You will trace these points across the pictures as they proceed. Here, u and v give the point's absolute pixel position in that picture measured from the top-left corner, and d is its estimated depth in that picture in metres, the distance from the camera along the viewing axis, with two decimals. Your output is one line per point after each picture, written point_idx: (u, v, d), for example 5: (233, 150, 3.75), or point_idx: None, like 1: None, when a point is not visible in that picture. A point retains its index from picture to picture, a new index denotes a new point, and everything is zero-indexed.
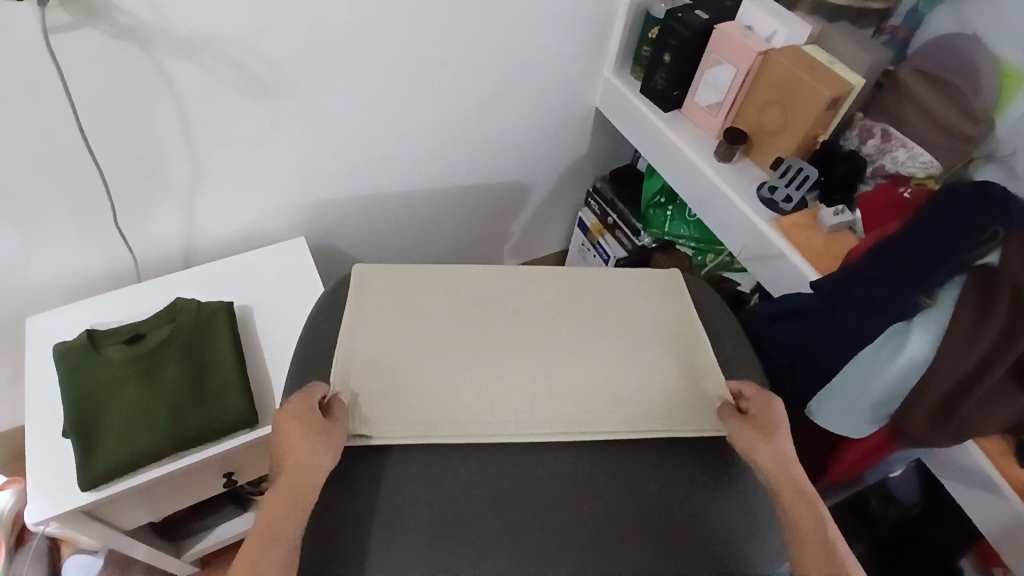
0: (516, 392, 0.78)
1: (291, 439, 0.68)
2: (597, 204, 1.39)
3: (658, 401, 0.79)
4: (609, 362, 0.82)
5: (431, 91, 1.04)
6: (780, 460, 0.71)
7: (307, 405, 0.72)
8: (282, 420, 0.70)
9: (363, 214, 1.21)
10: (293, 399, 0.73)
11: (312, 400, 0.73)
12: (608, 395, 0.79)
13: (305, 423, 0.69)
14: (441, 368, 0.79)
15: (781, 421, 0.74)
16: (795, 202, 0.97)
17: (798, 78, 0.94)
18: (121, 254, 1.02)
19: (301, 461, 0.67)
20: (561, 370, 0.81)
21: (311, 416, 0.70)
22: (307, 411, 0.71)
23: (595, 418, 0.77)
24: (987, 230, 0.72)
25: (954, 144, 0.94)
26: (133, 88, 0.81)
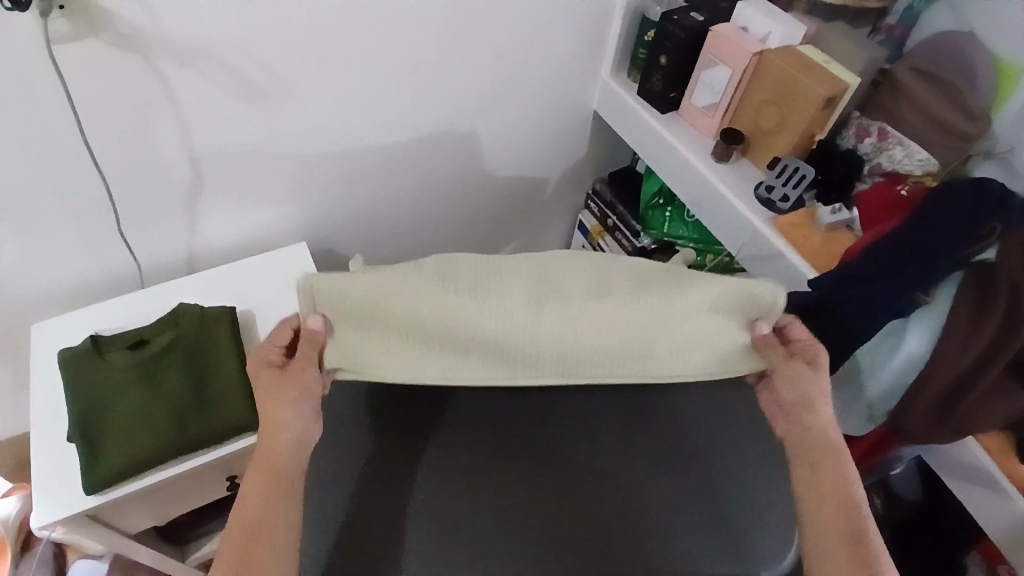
0: (517, 340, 0.66)
1: (265, 395, 0.66)
2: (596, 206, 1.40)
3: (659, 355, 0.68)
4: (638, 303, 0.67)
5: (430, 93, 1.05)
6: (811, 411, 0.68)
7: (272, 355, 0.69)
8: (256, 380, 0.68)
9: (362, 218, 1.21)
10: (255, 353, 0.70)
11: (276, 354, 0.69)
12: (628, 333, 0.67)
13: (276, 374, 0.67)
14: (425, 311, 0.67)
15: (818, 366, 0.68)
16: (792, 200, 0.97)
17: (792, 77, 0.94)
18: (124, 261, 1.03)
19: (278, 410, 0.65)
20: (590, 303, 0.67)
21: (276, 369, 0.68)
22: (277, 362, 0.69)
23: (590, 361, 0.67)
24: (984, 226, 0.74)
25: (951, 141, 0.94)
26: (134, 95, 0.82)
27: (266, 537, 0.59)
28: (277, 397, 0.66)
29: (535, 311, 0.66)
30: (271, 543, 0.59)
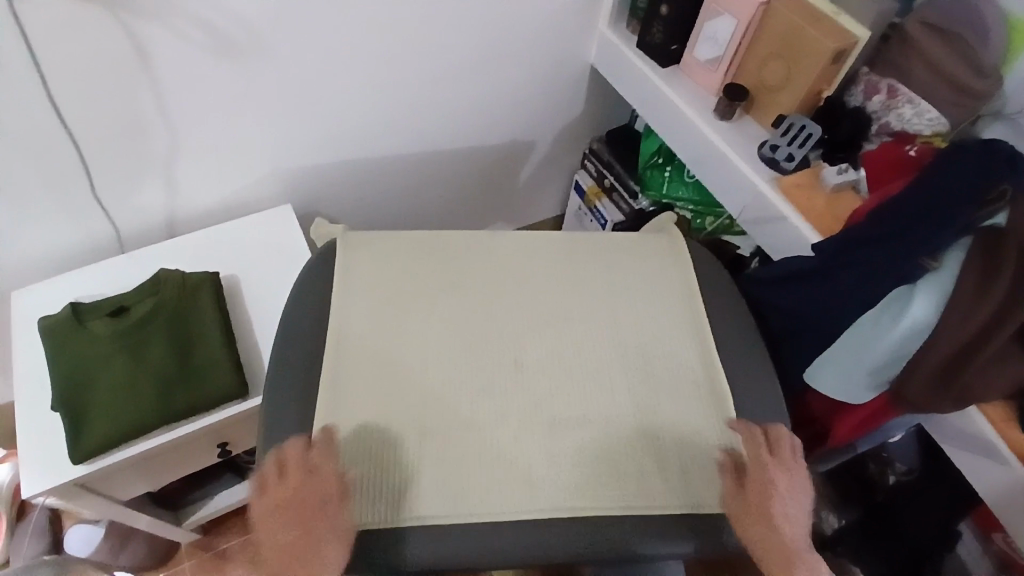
0: (483, 384, 0.75)
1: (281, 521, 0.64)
2: (593, 165, 1.36)
3: (581, 460, 0.70)
4: (627, 392, 0.75)
5: (417, 49, 1.00)
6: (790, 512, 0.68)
7: (301, 477, 0.65)
8: (269, 496, 0.65)
9: (348, 180, 1.17)
10: (273, 459, 0.67)
11: (305, 467, 0.66)
12: (593, 418, 0.73)
13: (317, 493, 0.65)
14: (428, 342, 0.78)
15: (772, 471, 0.68)
16: (797, 160, 0.94)
17: (802, 30, 0.89)
18: (103, 227, 0.99)
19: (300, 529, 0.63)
20: (587, 349, 0.79)
21: (304, 491, 0.64)
22: (300, 481, 0.65)
23: (582, 480, 0.69)
24: (994, 188, 0.69)
25: (961, 99, 0.89)
26: (106, 54, 0.77)
27: None
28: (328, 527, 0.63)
29: (541, 437, 0.71)
30: None
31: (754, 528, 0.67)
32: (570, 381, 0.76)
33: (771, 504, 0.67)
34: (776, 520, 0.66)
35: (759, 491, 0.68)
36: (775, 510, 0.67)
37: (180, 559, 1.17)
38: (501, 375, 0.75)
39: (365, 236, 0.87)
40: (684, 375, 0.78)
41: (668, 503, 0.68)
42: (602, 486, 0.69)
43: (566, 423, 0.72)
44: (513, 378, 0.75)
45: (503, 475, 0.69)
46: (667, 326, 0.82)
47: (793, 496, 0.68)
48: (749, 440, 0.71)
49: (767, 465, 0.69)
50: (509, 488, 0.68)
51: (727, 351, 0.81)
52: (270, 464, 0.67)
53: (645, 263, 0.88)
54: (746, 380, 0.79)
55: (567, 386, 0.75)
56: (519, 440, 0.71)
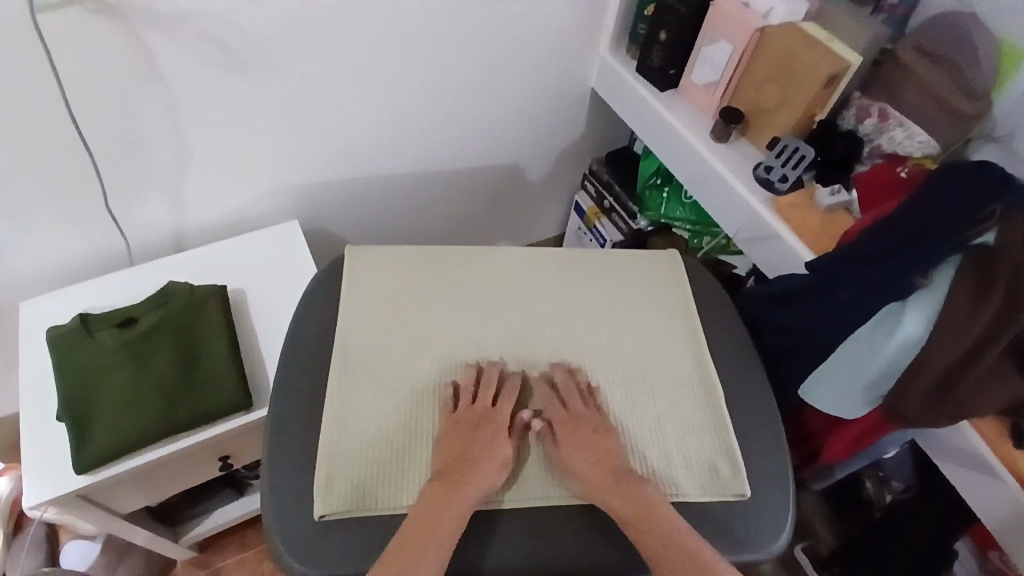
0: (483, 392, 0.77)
1: (462, 438, 0.71)
2: (593, 186, 1.39)
3: None
4: (617, 391, 0.78)
5: (422, 70, 1.03)
6: (601, 441, 0.71)
7: (487, 408, 0.73)
8: (453, 414, 0.73)
9: (353, 197, 1.20)
10: (460, 385, 0.76)
11: (490, 399, 0.74)
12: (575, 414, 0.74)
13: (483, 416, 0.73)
14: (429, 356, 0.79)
15: (579, 411, 0.73)
16: (790, 181, 0.96)
17: (795, 55, 0.93)
18: (113, 239, 1.01)
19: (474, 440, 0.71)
20: (580, 352, 0.82)
21: (488, 419, 0.72)
22: (483, 411, 0.73)
23: None
24: (985, 208, 0.71)
25: (952, 122, 0.93)
26: (122, 68, 0.80)
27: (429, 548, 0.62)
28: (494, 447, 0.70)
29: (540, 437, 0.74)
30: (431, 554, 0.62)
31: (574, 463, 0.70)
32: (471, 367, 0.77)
33: (585, 437, 0.71)
34: (598, 452, 0.70)
35: (573, 427, 0.72)
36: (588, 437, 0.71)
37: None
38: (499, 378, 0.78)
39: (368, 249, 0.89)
40: (676, 377, 0.81)
41: (546, 476, 0.72)
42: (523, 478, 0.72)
43: None
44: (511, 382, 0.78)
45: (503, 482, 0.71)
46: (663, 340, 0.84)
47: (602, 431, 0.72)
48: (537, 388, 0.77)
49: (570, 408, 0.74)
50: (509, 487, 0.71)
51: (723, 366, 0.83)
52: (454, 384, 0.76)
53: (641, 278, 0.91)
54: (742, 394, 0.81)
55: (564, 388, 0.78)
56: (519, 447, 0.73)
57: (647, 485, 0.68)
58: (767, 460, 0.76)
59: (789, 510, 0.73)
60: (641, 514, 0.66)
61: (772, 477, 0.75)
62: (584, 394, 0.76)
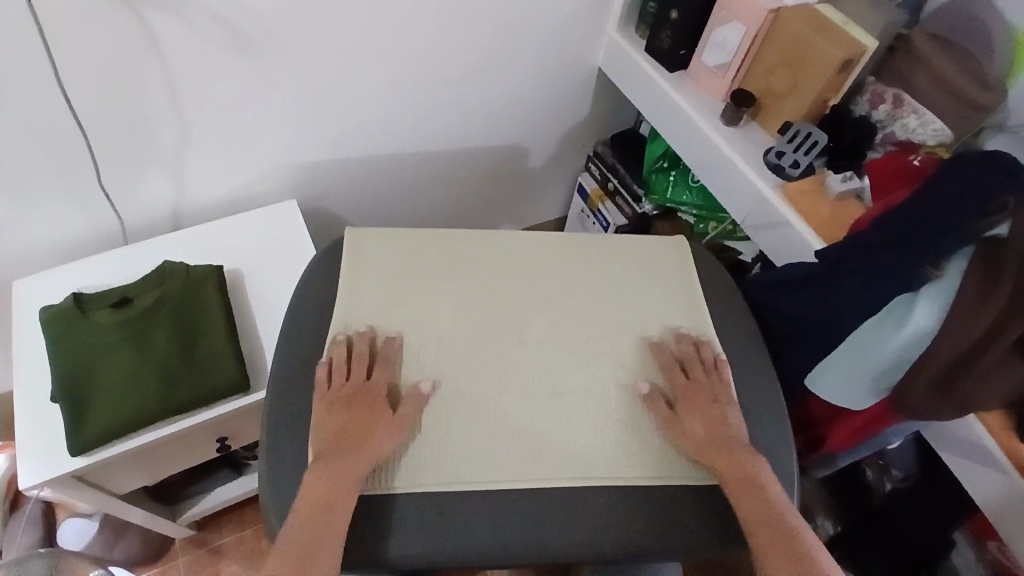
0: (501, 368, 0.76)
1: (342, 416, 0.70)
2: (597, 168, 1.36)
3: (587, 436, 0.72)
4: (610, 372, 0.77)
5: (428, 50, 1.00)
6: (718, 413, 0.73)
7: (362, 382, 0.72)
8: (331, 395, 0.71)
9: (353, 178, 1.17)
10: (332, 364, 0.74)
11: (365, 372, 0.73)
12: (454, 383, 0.74)
13: (360, 392, 0.71)
14: (432, 337, 0.78)
15: (717, 376, 0.77)
16: (802, 167, 0.94)
17: (811, 38, 0.90)
18: (108, 218, 0.99)
19: (349, 417, 0.69)
20: (580, 332, 0.80)
21: (366, 393, 0.71)
22: (360, 386, 0.72)
23: (584, 455, 0.71)
24: (996, 200, 0.69)
25: (965, 111, 0.90)
26: (119, 44, 0.77)
27: (320, 544, 0.60)
28: (376, 422, 0.69)
29: (546, 413, 0.73)
30: (327, 550, 0.60)
31: (696, 421, 0.72)
32: (343, 346, 0.75)
33: (702, 405, 0.74)
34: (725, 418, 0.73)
35: (702, 389, 0.75)
36: (714, 400, 0.74)
37: (174, 555, 1.16)
38: (502, 360, 0.77)
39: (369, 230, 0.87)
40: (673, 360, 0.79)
41: (558, 459, 0.70)
42: (630, 446, 0.72)
43: (570, 401, 0.75)
44: (515, 360, 0.77)
45: (506, 467, 0.69)
46: (669, 328, 0.82)
47: (728, 401, 0.75)
48: (657, 352, 0.79)
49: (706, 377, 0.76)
50: (517, 468, 0.69)
51: (730, 355, 0.82)
52: (322, 371, 0.73)
53: (649, 265, 0.89)
54: (748, 383, 0.80)
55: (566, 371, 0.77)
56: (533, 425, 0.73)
57: (758, 459, 0.69)
58: (772, 451, 0.75)
59: (794, 500, 0.73)
60: (746, 487, 0.67)
61: (777, 467, 0.74)
62: (716, 363, 0.78)
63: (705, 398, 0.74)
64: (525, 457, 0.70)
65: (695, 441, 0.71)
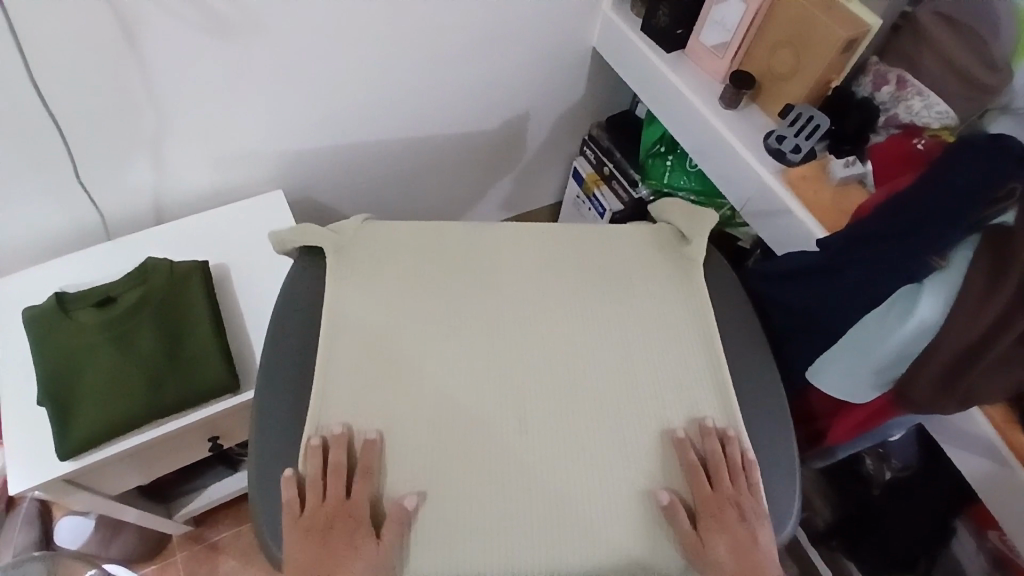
0: (493, 471, 0.69)
1: (317, 550, 0.65)
2: (593, 152, 1.33)
3: (581, 453, 0.70)
4: (614, 433, 0.72)
5: (416, 28, 0.96)
6: (745, 532, 0.68)
7: (339, 501, 0.67)
8: (306, 520, 0.67)
9: (338, 165, 1.14)
10: (306, 478, 0.68)
11: (343, 491, 0.67)
12: (438, 474, 0.68)
13: (336, 518, 0.66)
14: (412, 421, 0.71)
15: (743, 481, 0.70)
16: (804, 152, 0.91)
17: (813, 17, 0.87)
18: (89, 212, 0.96)
19: (326, 553, 0.65)
20: (574, 335, 0.78)
21: (343, 517, 0.66)
22: (335, 506, 0.67)
23: (574, 475, 0.69)
24: (1005, 186, 0.64)
25: (972, 93, 0.87)
26: (91, 30, 0.74)
27: None
28: (353, 559, 0.64)
29: (532, 424, 0.72)
30: None
31: (722, 540, 0.67)
32: (315, 450, 0.69)
33: (728, 523, 0.68)
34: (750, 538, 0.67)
35: (725, 501, 0.68)
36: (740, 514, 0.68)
37: (173, 551, 1.17)
38: (493, 356, 0.76)
39: (295, 232, 0.83)
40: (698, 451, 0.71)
41: (553, 496, 0.68)
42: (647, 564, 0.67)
43: (562, 401, 0.73)
44: (506, 357, 0.76)
45: (495, 478, 0.68)
46: (685, 394, 0.75)
47: (755, 515, 0.69)
48: (680, 450, 0.70)
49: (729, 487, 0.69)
50: (502, 494, 0.68)
51: (729, 349, 0.81)
52: (296, 487, 0.68)
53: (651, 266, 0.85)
54: (747, 377, 0.79)
55: (556, 372, 0.75)
56: (528, 539, 0.66)
57: None
58: (771, 446, 0.74)
59: (795, 500, 0.73)
60: None
61: (775, 464, 0.73)
62: (743, 465, 0.71)
63: (728, 517, 0.68)
64: (513, 462, 0.69)
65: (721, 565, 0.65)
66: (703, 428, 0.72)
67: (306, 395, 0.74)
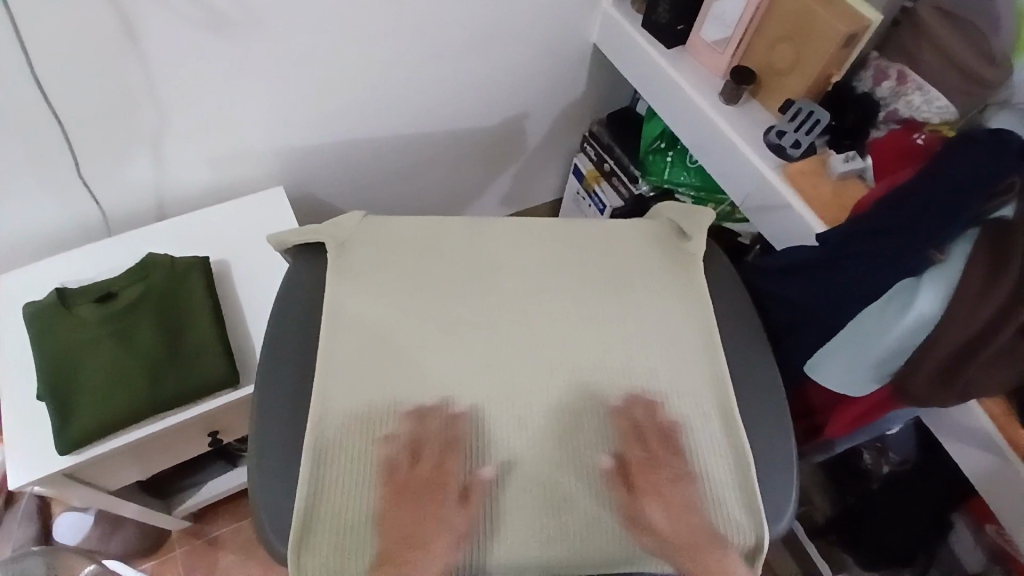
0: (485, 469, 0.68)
1: (406, 515, 0.64)
2: (593, 149, 1.33)
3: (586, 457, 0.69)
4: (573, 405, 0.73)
5: (415, 25, 0.96)
6: (681, 494, 0.67)
7: (431, 467, 0.67)
8: (397, 484, 0.66)
9: (338, 162, 1.14)
10: (402, 442, 0.69)
11: (434, 458, 0.67)
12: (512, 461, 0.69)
13: (428, 482, 0.66)
14: (421, 426, 0.70)
15: (675, 445, 0.70)
16: (803, 147, 0.92)
17: (813, 12, 0.87)
18: (89, 208, 0.96)
19: (418, 515, 0.64)
20: (580, 334, 0.78)
21: (435, 482, 0.66)
22: (428, 475, 0.66)
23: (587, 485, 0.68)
24: (1004, 181, 0.65)
25: (971, 88, 0.86)
26: (91, 26, 0.74)
27: None
28: (443, 525, 0.63)
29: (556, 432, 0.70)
30: None
31: (654, 503, 0.66)
32: (410, 419, 0.70)
33: (663, 488, 0.67)
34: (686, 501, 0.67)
35: (659, 465, 0.68)
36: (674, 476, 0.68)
37: (172, 547, 1.17)
38: (495, 350, 0.76)
39: (296, 232, 0.83)
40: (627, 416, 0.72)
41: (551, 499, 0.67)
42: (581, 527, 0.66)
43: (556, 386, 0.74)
44: (506, 351, 0.76)
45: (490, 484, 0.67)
46: (673, 375, 0.76)
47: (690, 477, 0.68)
48: (614, 418, 0.71)
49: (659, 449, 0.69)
50: (517, 502, 0.67)
51: (729, 344, 0.80)
52: (391, 450, 0.68)
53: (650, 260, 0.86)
54: (747, 371, 0.79)
55: (559, 365, 0.75)
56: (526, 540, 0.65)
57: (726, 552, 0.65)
58: (771, 439, 0.74)
59: (793, 492, 0.72)
60: None
61: (775, 458, 0.73)
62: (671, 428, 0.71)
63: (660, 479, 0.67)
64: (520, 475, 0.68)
65: (654, 525, 0.65)
66: (631, 395, 0.73)
67: (305, 389, 0.74)
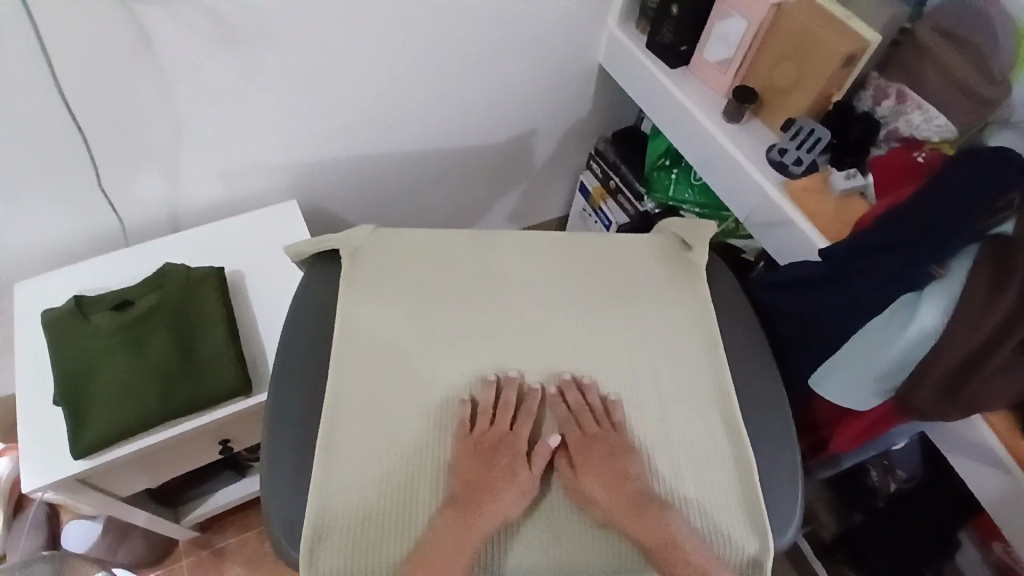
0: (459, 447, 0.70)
1: (472, 467, 0.69)
2: (599, 166, 1.36)
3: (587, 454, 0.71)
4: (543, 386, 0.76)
5: (424, 42, 0.99)
6: (620, 467, 0.70)
7: (504, 432, 0.71)
8: (467, 441, 0.71)
9: (350, 176, 1.16)
10: (479, 404, 0.73)
11: (505, 422, 0.72)
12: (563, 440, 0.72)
13: (499, 442, 0.71)
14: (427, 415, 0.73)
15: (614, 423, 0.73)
16: (805, 165, 0.94)
17: (813, 33, 0.90)
18: (107, 219, 0.99)
19: (491, 469, 0.68)
20: (586, 337, 0.80)
21: (505, 444, 0.71)
22: (500, 436, 0.71)
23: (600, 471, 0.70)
24: (1004, 197, 0.68)
25: (971, 107, 0.89)
26: (111, 40, 0.77)
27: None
28: (509, 483, 0.68)
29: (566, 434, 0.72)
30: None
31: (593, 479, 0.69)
32: (489, 387, 0.74)
33: (601, 464, 0.70)
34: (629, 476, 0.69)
35: (598, 444, 0.71)
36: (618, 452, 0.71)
37: (179, 557, 1.17)
38: (498, 354, 0.78)
39: (311, 243, 0.84)
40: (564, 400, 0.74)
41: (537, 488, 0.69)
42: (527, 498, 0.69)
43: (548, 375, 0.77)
44: (509, 357, 0.77)
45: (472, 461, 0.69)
46: (672, 374, 0.78)
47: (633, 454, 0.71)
48: (549, 402, 0.74)
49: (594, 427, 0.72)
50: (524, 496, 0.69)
51: (733, 356, 0.81)
52: (464, 409, 0.73)
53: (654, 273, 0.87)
54: (751, 382, 0.79)
55: (560, 366, 0.77)
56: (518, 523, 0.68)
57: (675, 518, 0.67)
58: (775, 450, 0.75)
59: (798, 504, 0.72)
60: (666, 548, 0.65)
61: (780, 469, 0.74)
62: (605, 407, 0.74)
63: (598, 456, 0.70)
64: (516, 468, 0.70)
65: (600, 498, 0.68)
66: (562, 377, 0.76)
67: (316, 396, 0.75)
